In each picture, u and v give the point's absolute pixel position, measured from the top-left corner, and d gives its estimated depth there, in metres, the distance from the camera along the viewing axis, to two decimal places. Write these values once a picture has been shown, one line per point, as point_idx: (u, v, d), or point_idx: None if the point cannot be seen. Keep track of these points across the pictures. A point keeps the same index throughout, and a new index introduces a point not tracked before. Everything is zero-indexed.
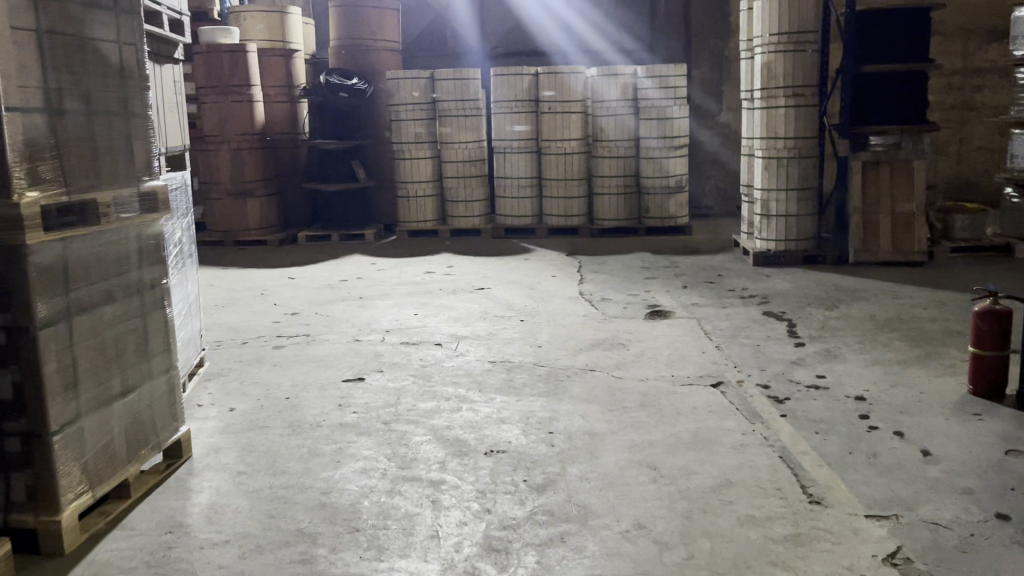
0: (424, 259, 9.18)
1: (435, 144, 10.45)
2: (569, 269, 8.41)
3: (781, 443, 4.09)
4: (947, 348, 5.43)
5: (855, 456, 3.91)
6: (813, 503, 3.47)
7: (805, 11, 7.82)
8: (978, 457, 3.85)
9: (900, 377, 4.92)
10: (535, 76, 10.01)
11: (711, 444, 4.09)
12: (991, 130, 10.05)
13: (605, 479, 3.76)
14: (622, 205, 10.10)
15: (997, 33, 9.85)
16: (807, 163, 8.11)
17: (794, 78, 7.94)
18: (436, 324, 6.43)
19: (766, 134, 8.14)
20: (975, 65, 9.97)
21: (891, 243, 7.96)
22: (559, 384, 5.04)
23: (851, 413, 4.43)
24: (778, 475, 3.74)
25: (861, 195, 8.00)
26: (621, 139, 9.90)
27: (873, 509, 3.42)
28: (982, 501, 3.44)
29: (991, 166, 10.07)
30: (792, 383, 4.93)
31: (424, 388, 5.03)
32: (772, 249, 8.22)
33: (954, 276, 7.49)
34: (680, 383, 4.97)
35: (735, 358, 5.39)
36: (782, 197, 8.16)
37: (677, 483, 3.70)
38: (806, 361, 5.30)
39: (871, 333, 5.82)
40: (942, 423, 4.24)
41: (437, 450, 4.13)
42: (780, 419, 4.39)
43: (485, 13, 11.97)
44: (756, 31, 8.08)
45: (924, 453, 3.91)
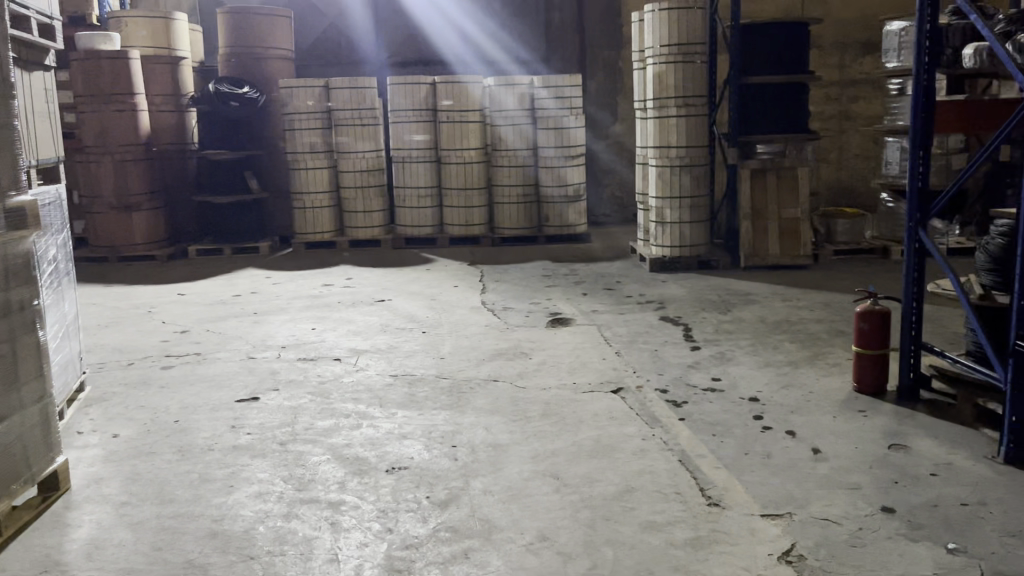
0: (322, 271, 8.97)
1: (331, 154, 10.24)
2: (470, 279, 8.37)
3: (679, 446, 4.17)
4: (832, 348, 5.66)
5: (750, 457, 4.02)
6: (711, 506, 3.54)
7: (693, 24, 8.05)
8: (863, 453, 4.01)
9: (790, 378, 5.09)
10: (433, 85, 9.97)
11: (613, 451, 4.13)
12: (867, 139, 10.60)
13: (508, 492, 3.73)
14: (522, 214, 10.15)
15: (870, 47, 10.41)
16: (699, 170, 8.33)
17: (684, 89, 8.15)
18: (334, 338, 6.28)
19: (659, 143, 8.32)
20: (851, 77, 10.48)
21: (779, 248, 8.27)
22: (461, 396, 4.98)
23: (745, 414, 4.56)
24: (677, 480, 3.80)
25: (749, 201, 8.29)
26: (519, 147, 9.96)
27: (768, 508, 3.51)
28: (869, 495, 3.58)
29: (868, 173, 10.62)
30: (689, 387, 5.02)
31: (322, 405, 4.89)
32: (668, 255, 8.41)
33: (838, 278, 7.83)
34: (581, 390, 5.00)
35: (635, 364, 5.47)
36: (675, 205, 8.35)
37: (581, 491, 3.71)
38: (701, 364, 5.43)
39: (762, 336, 6.02)
40: (830, 421, 4.41)
41: (336, 469, 4.01)
42: (678, 422, 4.48)
43: (381, 22, 11.83)
44: (647, 43, 8.25)
45: (814, 451, 4.05)
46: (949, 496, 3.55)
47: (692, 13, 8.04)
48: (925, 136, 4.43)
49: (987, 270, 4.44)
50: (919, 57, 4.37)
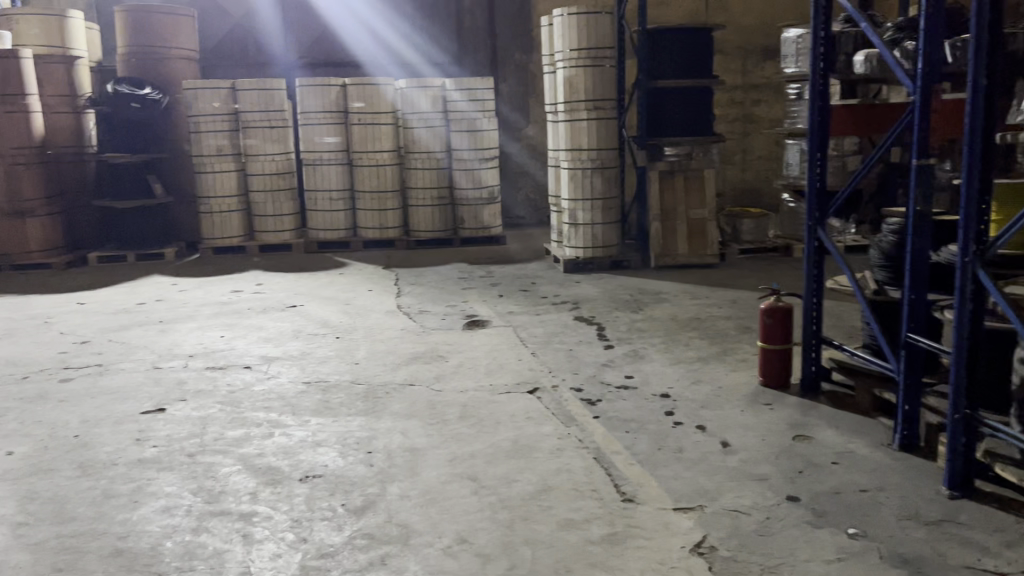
0: (231, 277, 8.75)
1: (239, 157, 9.98)
2: (386, 282, 8.30)
3: (595, 444, 4.23)
4: (740, 344, 5.85)
5: (663, 452, 4.11)
6: (626, 502, 3.60)
7: (602, 29, 8.18)
8: (770, 445, 4.15)
9: (700, 374, 5.24)
10: (343, 87, 9.84)
11: (530, 451, 4.16)
12: (770, 141, 10.97)
13: (425, 496, 3.72)
14: (437, 216, 10.12)
15: (770, 53, 10.81)
16: (609, 172, 8.48)
17: (594, 92, 8.27)
18: (245, 346, 6.13)
19: (570, 145, 8.42)
20: (754, 81, 10.84)
21: (687, 248, 8.51)
22: (377, 401, 4.93)
23: (657, 410, 4.66)
24: (593, 477, 3.85)
25: (658, 202, 8.48)
26: (432, 151, 9.92)
27: (680, 502, 3.59)
28: (775, 485, 3.71)
29: (771, 174, 11.01)
30: (603, 385, 5.10)
31: (232, 415, 4.77)
32: (581, 256, 8.55)
33: (744, 276, 8.09)
34: (498, 391, 5.02)
35: (550, 364, 5.51)
36: (587, 206, 8.47)
37: (498, 492, 3.73)
38: (616, 362, 5.53)
39: (673, 333, 6.16)
40: (739, 415, 4.55)
41: (248, 480, 3.92)
42: (593, 420, 4.54)
43: (289, 23, 11.61)
44: (558, 46, 8.34)
45: (723, 444, 4.17)
46: (850, 483, 3.71)
47: (601, 18, 8.17)
48: (822, 139, 4.62)
49: (880, 267, 4.65)
50: (815, 63, 4.56)
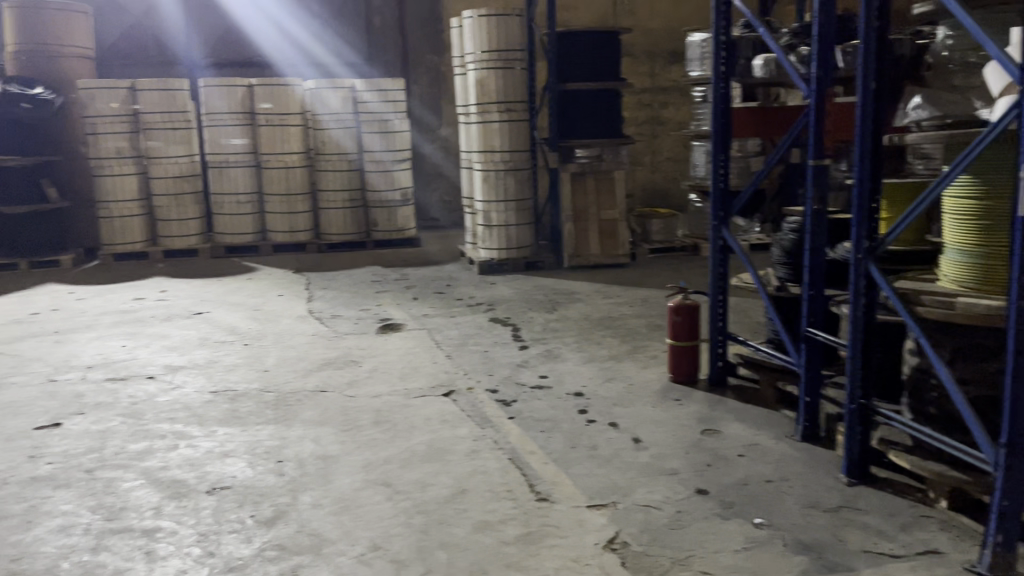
0: (132, 284, 8.42)
1: (140, 160, 9.60)
2: (296, 287, 8.13)
3: (510, 444, 4.24)
4: (651, 341, 5.96)
5: (577, 450, 4.15)
6: (541, 501, 3.63)
7: (511, 31, 8.23)
8: (680, 439, 4.24)
9: (613, 372, 5.31)
10: (250, 88, 9.62)
11: (445, 454, 4.14)
12: (678, 143, 11.22)
13: (338, 503, 3.65)
14: (349, 219, 9.96)
15: (676, 57, 11.08)
16: (522, 174, 8.53)
17: (505, 94, 8.31)
18: (148, 355, 5.91)
19: (483, 147, 8.43)
20: (661, 84, 11.08)
21: (599, 248, 8.64)
22: (288, 409, 4.82)
23: (572, 409, 4.70)
24: (508, 477, 3.86)
25: (570, 203, 8.58)
26: (342, 153, 9.76)
27: (594, 499, 3.64)
28: (685, 479, 3.80)
29: (678, 175, 11.26)
30: (518, 386, 5.12)
31: (134, 427, 4.58)
32: (496, 257, 8.57)
33: (654, 275, 8.26)
34: (413, 395, 4.98)
35: (465, 366, 5.50)
36: (500, 208, 8.50)
37: (413, 497, 3.70)
38: (530, 363, 5.56)
39: (586, 333, 6.23)
40: (650, 411, 4.63)
41: (151, 494, 3.77)
42: (508, 421, 4.55)
43: (193, 21, 11.27)
44: (468, 48, 8.33)
45: (635, 440, 4.25)
46: (756, 475, 3.82)
47: (511, 20, 8.20)
48: (724, 141, 4.75)
49: (782, 264, 4.82)
50: (717, 66, 4.69)
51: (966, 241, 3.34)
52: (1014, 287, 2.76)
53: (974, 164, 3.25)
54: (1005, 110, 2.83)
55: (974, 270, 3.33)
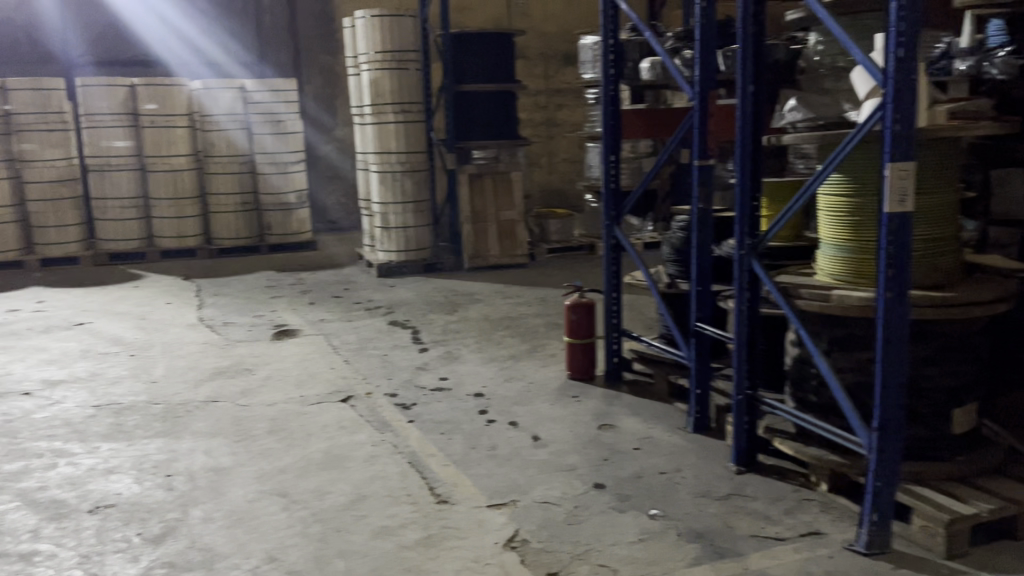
0: (5, 295, 7.94)
1: (12, 163, 9.08)
2: (185, 294, 7.85)
3: (410, 448, 4.21)
4: (549, 340, 6.03)
5: (477, 451, 4.16)
6: (440, 503, 3.62)
7: (405, 32, 8.17)
8: (577, 436, 4.31)
9: (511, 371, 5.35)
10: (132, 88, 9.24)
11: (342, 461, 4.07)
12: (573, 144, 11.39)
13: (231, 516, 3.55)
14: (241, 223, 9.68)
15: (570, 59, 11.24)
16: (420, 175, 8.48)
17: (400, 95, 8.25)
18: (23, 370, 5.58)
19: (379, 148, 8.34)
20: (556, 86, 11.23)
21: (498, 249, 8.70)
22: (178, 421, 4.65)
23: (471, 410, 4.71)
24: (407, 481, 3.83)
25: (469, 205, 8.59)
26: (232, 155, 9.46)
27: (493, 499, 3.65)
28: (583, 474, 3.86)
29: (575, 175, 11.43)
30: (417, 389, 5.09)
31: (9, 447, 4.32)
32: (395, 260, 8.50)
33: (552, 274, 8.37)
34: (309, 402, 4.88)
35: (363, 371, 5.43)
36: (398, 209, 8.43)
37: (310, 506, 3.62)
38: (430, 365, 5.54)
39: (486, 333, 6.25)
40: (548, 409, 4.69)
41: (28, 517, 3.57)
42: (407, 424, 4.52)
43: (68, 17, 10.72)
44: (361, 48, 8.23)
45: (534, 438, 4.29)
46: (650, 467, 3.92)
47: (405, 21, 8.14)
48: (615, 142, 4.86)
49: (672, 262, 4.97)
50: (606, 68, 4.79)
51: (840, 236, 3.52)
52: (883, 279, 2.93)
53: (845, 163, 3.42)
54: (870, 112, 3.00)
55: (848, 263, 3.51)
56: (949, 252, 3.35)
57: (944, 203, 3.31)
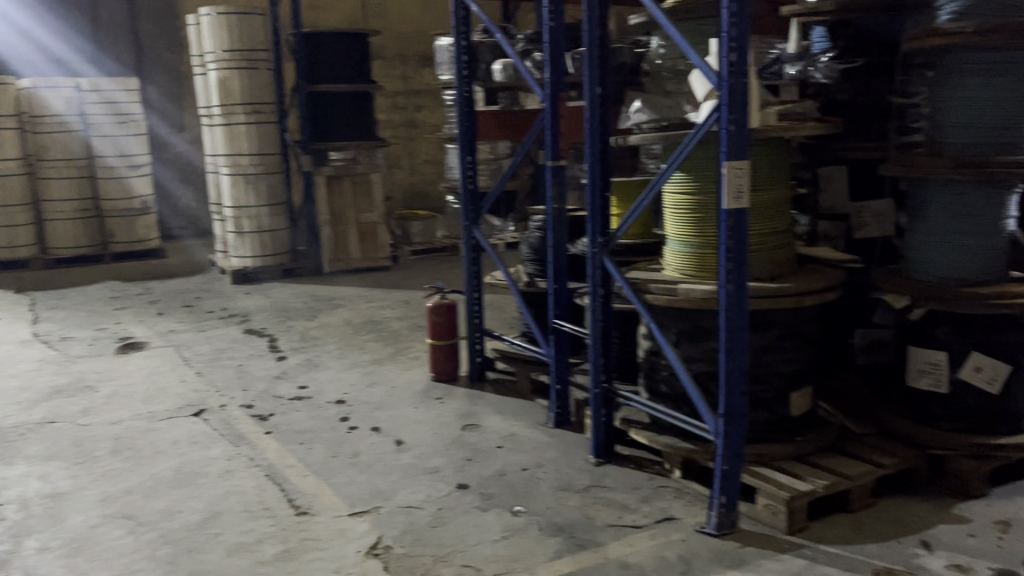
0: None
1: None
2: (18, 308, 7.28)
3: (267, 460, 4.08)
4: (412, 343, 5.98)
5: (338, 459, 4.07)
6: (300, 515, 3.52)
7: (254, 31, 7.89)
8: (441, 437, 4.30)
9: (374, 376, 5.27)
10: None
11: (195, 478, 3.89)
12: (433, 145, 11.36)
13: (71, 545, 3.32)
14: (81, 231, 9.08)
15: (427, 61, 11.22)
16: (275, 178, 8.24)
17: (250, 95, 7.98)
18: None
19: (229, 151, 8.04)
20: (414, 87, 11.17)
21: (359, 251, 8.59)
22: (9, 445, 4.31)
23: (332, 418, 4.61)
24: (265, 495, 3.71)
25: (327, 207, 8.43)
26: (68, 159, 8.88)
27: (355, 507, 3.58)
28: (446, 476, 3.85)
29: (436, 177, 11.40)
30: (275, 398, 4.92)
31: None
32: (250, 265, 8.21)
33: (413, 276, 8.33)
34: (158, 418, 4.64)
35: (217, 383, 5.21)
36: (253, 213, 8.17)
37: (159, 527, 3.44)
38: (288, 373, 5.37)
39: (347, 338, 6.13)
40: (411, 412, 4.65)
41: None
42: (264, 436, 4.37)
43: None
44: (207, 47, 7.89)
45: (397, 442, 4.25)
46: (512, 464, 3.96)
47: (253, 19, 7.86)
48: (471, 143, 4.87)
49: (530, 261, 5.03)
50: (460, 69, 4.79)
51: (684, 233, 3.68)
52: (723, 272, 3.08)
53: (687, 163, 3.57)
54: (707, 113, 3.15)
55: (693, 259, 3.67)
56: (782, 246, 3.57)
57: (776, 200, 3.51)
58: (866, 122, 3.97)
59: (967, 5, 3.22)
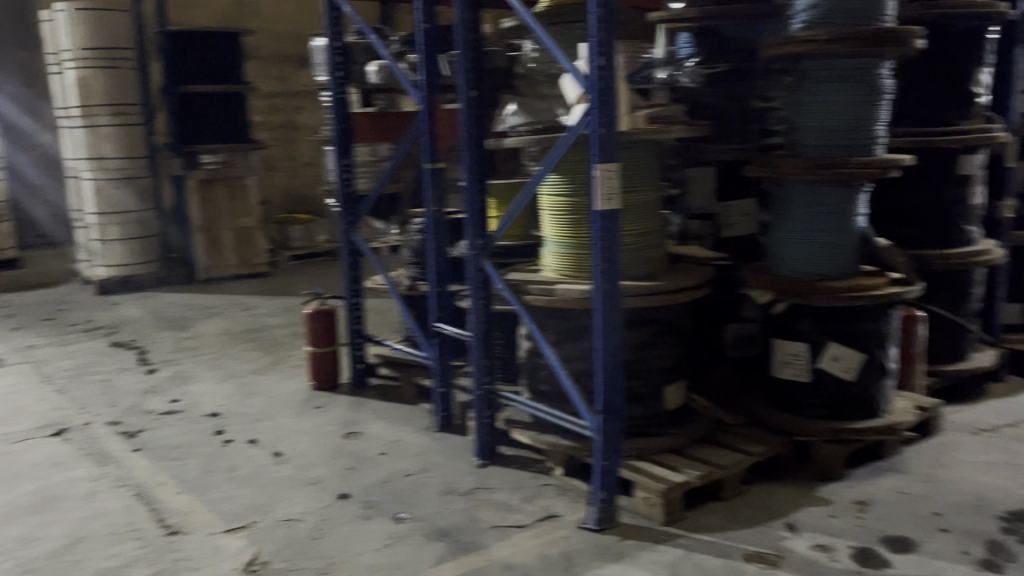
0: None
1: None
2: None
3: (136, 479, 3.88)
4: (291, 350, 5.84)
5: (213, 474, 3.92)
6: (171, 535, 3.37)
7: (116, 28, 7.52)
8: (321, 447, 4.21)
9: (252, 387, 5.11)
10: None
11: (55, 502, 3.66)
12: (313, 147, 11.13)
13: None
14: None
15: (304, 61, 11.00)
16: (142, 182, 7.88)
17: (114, 96, 7.60)
18: None
19: (91, 154, 7.61)
20: (291, 88, 10.91)
21: (237, 258, 8.33)
22: None
23: (207, 431, 4.43)
24: (133, 516, 3.53)
25: (200, 212, 8.05)
26: None
27: (230, 523, 3.46)
28: (328, 486, 3.77)
29: (316, 180, 11.18)
30: (145, 414, 4.70)
31: None
32: (118, 275, 7.84)
33: (294, 282, 8.14)
34: (14, 440, 4.34)
35: (82, 400, 4.92)
36: (120, 220, 7.80)
37: (15, 557, 3.22)
38: (159, 387, 5.13)
39: (223, 348, 5.92)
40: (290, 422, 4.53)
41: None
42: (133, 454, 4.16)
43: None
44: (64, 44, 7.46)
45: (276, 454, 4.13)
46: (395, 471, 3.91)
47: (114, 16, 7.49)
48: (348, 146, 4.80)
49: (412, 264, 4.99)
50: (333, 70, 4.72)
51: (561, 234, 3.73)
52: (597, 271, 3.15)
53: (561, 165, 3.63)
54: (578, 116, 3.20)
55: (570, 259, 3.73)
56: (654, 245, 3.67)
57: (647, 200, 3.62)
58: (729, 125, 4.14)
59: (816, 15, 3.44)
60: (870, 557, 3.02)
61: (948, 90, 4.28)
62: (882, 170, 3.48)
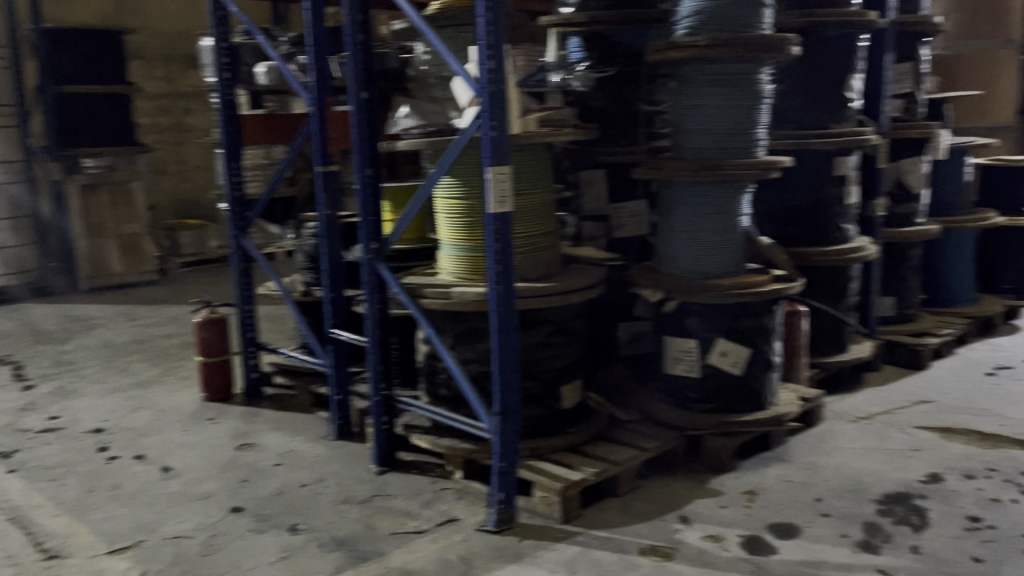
0: None
1: None
2: None
3: (10, 502, 3.66)
4: (181, 361, 5.63)
5: (95, 493, 3.74)
6: (49, 559, 3.19)
7: None
8: (213, 460, 4.07)
9: (138, 401, 4.90)
10: None
11: None
12: (202, 150, 10.77)
13: None
14: None
15: (192, 62, 10.63)
16: None
17: None
18: None
19: None
20: (179, 89, 10.54)
21: (123, 266, 7.99)
22: None
23: (89, 449, 4.22)
24: (6, 542, 3.33)
25: (81, 219, 7.74)
26: None
27: (114, 544, 3.30)
28: (219, 501, 3.65)
29: (206, 185, 10.83)
30: (20, 433, 4.44)
31: None
32: None
33: (184, 290, 7.86)
34: None
35: None
36: None
37: None
38: (36, 404, 4.86)
39: (107, 361, 5.66)
40: (180, 436, 4.37)
41: None
42: (6, 476, 3.92)
43: None
44: None
45: (164, 469, 3.97)
46: (291, 481, 3.82)
47: None
48: (237, 150, 4.66)
49: (307, 270, 4.89)
50: (220, 72, 4.57)
51: (456, 237, 3.73)
52: (492, 273, 3.15)
53: (455, 168, 3.62)
54: (471, 119, 3.20)
55: (466, 262, 3.73)
56: (548, 247, 3.71)
57: (540, 202, 3.65)
58: (619, 128, 4.23)
59: (698, 21, 3.55)
60: (757, 545, 3.13)
61: (823, 96, 4.49)
62: (763, 170, 3.61)
